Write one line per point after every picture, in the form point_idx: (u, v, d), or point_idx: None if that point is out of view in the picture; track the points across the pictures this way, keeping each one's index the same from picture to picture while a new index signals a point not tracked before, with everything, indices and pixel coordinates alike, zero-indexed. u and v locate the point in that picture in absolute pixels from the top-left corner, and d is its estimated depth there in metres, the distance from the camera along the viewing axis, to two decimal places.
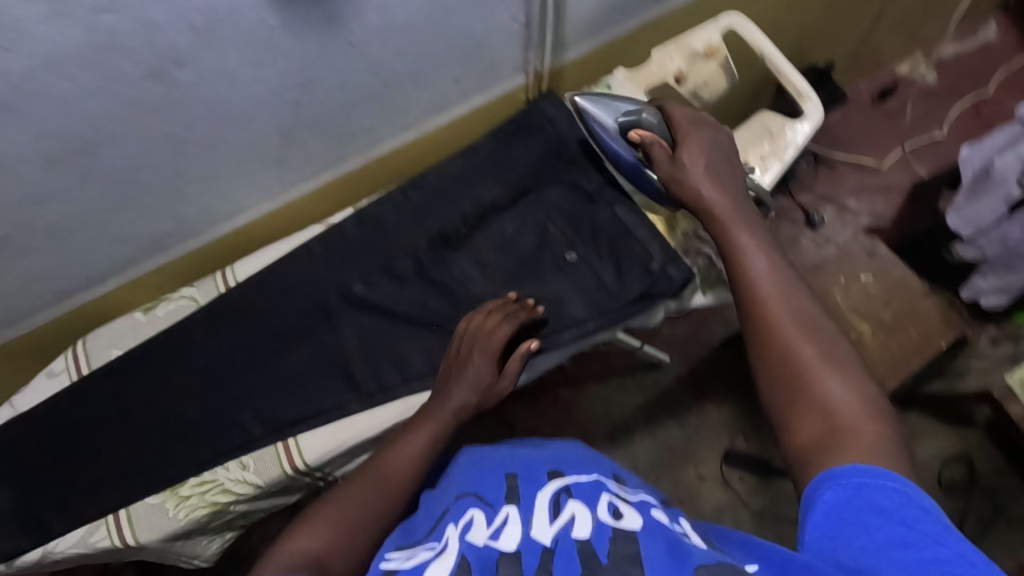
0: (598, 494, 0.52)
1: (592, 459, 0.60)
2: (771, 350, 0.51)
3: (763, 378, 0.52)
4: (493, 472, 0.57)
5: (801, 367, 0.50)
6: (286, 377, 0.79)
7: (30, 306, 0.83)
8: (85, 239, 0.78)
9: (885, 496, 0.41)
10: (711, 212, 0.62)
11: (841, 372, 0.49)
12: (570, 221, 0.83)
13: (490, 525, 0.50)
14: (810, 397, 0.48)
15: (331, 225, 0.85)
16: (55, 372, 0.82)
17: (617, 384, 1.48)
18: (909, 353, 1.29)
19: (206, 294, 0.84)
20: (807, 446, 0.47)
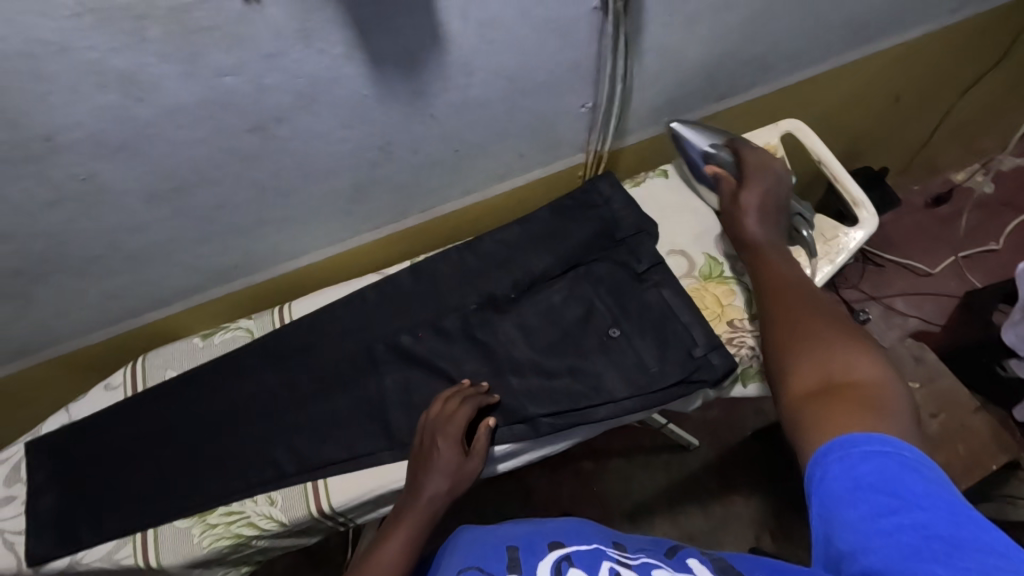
0: (598, 562, 0.55)
1: (591, 530, 0.63)
2: (788, 320, 0.59)
3: (778, 346, 0.58)
4: (495, 544, 0.59)
5: (813, 333, 0.56)
6: (325, 418, 0.81)
7: (103, 320, 0.89)
8: (164, 265, 0.84)
9: (870, 466, 0.42)
10: (753, 236, 0.72)
11: (854, 347, 0.54)
12: (617, 299, 0.85)
13: None
14: (816, 356, 0.54)
15: (387, 275, 0.90)
16: (113, 385, 0.86)
17: (643, 463, 1.45)
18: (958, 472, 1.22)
19: (262, 327, 0.88)
20: (806, 390, 0.52)
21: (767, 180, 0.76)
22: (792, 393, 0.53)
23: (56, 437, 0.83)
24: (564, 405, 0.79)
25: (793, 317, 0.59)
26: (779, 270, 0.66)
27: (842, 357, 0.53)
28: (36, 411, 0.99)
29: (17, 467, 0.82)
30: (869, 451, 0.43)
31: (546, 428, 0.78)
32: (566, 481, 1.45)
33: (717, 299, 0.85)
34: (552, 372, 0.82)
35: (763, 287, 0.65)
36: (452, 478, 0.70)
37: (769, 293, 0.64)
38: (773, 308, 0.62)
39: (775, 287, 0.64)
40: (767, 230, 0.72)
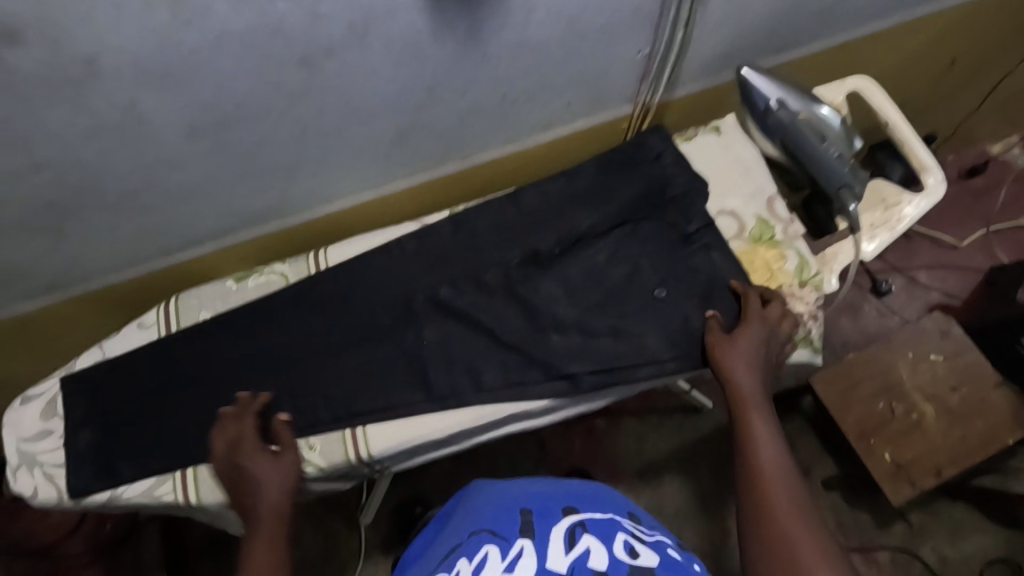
0: (613, 531, 0.55)
1: (607, 497, 0.63)
2: (766, 530, 0.58)
3: (757, 552, 0.57)
4: (508, 507, 0.58)
5: (788, 551, 0.55)
6: (363, 368, 0.80)
7: (134, 257, 0.87)
8: (197, 204, 0.81)
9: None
10: (735, 398, 0.71)
11: (824, 562, 0.54)
12: (663, 260, 0.82)
13: (503, 558, 0.51)
14: (795, 574, 0.53)
15: (427, 224, 0.87)
16: (146, 324, 0.85)
17: (654, 423, 1.47)
18: (971, 445, 1.26)
19: (297, 272, 0.86)
20: None
21: (748, 346, 0.73)
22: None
23: (91, 374, 0.82)
24: (605, 364, 0.78)
25: (768, 523, 0.58)
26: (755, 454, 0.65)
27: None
28: (64, 344, 0.98)
29: (53, 401, 0.82)
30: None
31: (587, 385, 0.78)
32: (579, 437, 1.47)
33: (766, 263, 0.82)
34: (594, 331, 0.80)
35: (742, 478, 0.64)
36: (280, 485, 0.69)
37: (746, 486, 0.63)
38: (749, 509, 0.60)
39: (750, 478, 0.63)
40: (754, 384, 0.71)
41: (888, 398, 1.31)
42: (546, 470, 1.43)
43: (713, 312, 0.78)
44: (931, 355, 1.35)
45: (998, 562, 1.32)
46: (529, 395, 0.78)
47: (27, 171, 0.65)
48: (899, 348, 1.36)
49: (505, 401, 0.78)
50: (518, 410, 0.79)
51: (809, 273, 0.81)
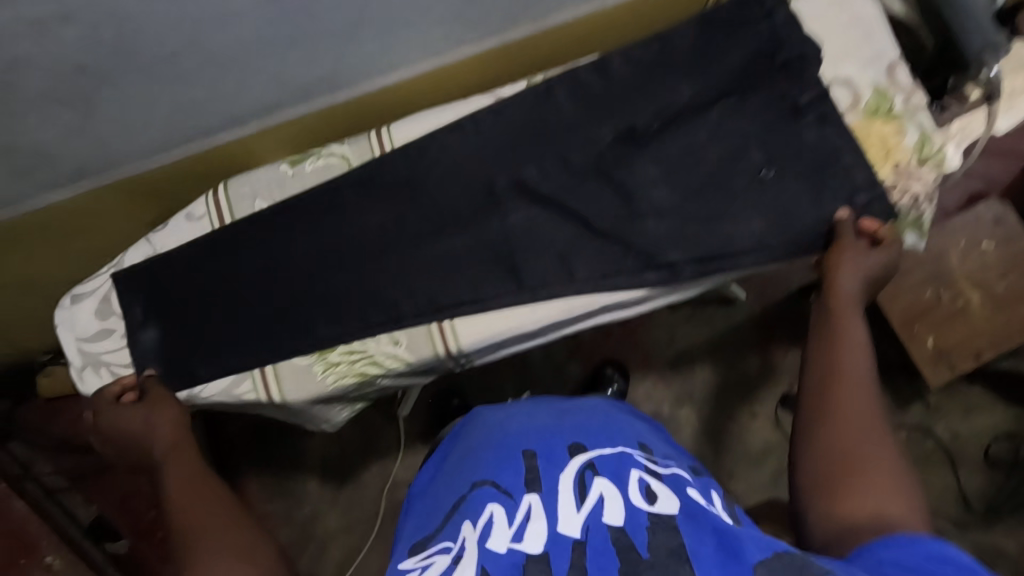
0: (626, 469, 0.46)
1: (615, 422, 0.53)
2: (831, 422, 0.49)
3: (813, 444, 0.49)
4: (506, 451, 0.49)
5: (854, 451, 0.47)
6: (443, 261, 0.74)
7: (170, 139, 0.76)
8: (245, 73, 0.69)
9: (918, 555, 0.38)
10: (831, 297, 0.62)
11: (891, 473, 0.45)
12: (771, 136, 0.74)
13: (512, 523, 0.42)
14: (858, 478, 0.45)
15: (502, 98, 0.79)
16: (196, 216, 0.78)
17: (686, 313, 1.29)
18: (1013, 330, 1.03)
19: (360, 154, 0.78)
20: (844, 527, 0.43)
21: (865, 265, 0.65)
22: (818, 515, 0.45)
23: (145, 268, 0.76)
24: (709, 252, 0.72)
25: (846, 415, 0.49)
26: (841, 348, 0.55)
27: (884, 488, 0.44)
28: (88, 245, 0.87)
29: (107, 300, 0.76)
30: (930, 552, 0.38)
31: (688, 274, 0.72)
32: (613, 330, 1.31)
33: (884, 138, 0.74)
34: (693, 216, 0.73)
35: (818, 365, 0.55)
36: (174, 423, 0.65)
37: (822, 373, 0.54)
38: (820, 395, 0.51)
39: (830, 368, 0.54)
40: (857, 293, 0.62)
41: (934, 284, 1.05)
42: (580, 361, 1.29)
43: (847, 213, 0.70)
44: (982, 241, 1.05)
45: (1004, 438, 1.16)
46: (623, 284, 0.73)
47: (54, 23, 0.53)
48: (957, 232, 1.06)
49: (599, 291, 0.73)
50: (608, 300, 0.73)
51: (931, 149, 0.73)
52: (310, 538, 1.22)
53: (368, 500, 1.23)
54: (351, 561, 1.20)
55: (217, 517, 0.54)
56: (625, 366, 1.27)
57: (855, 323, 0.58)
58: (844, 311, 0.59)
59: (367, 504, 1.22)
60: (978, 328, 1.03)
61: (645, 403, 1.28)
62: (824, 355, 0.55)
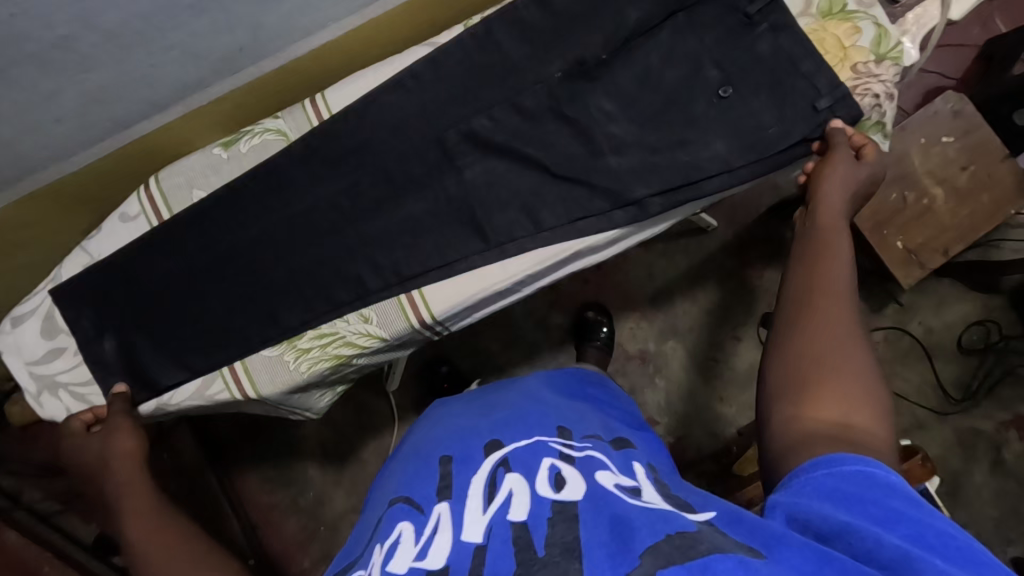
0: (538, 460, 0.46)
1: (537, 412, 0.54)
2: (817, 323, 0.46)
3: (794, 343, 0.46)
4: (426, 463, 0.50)
5: (838, 354, 0.44)
6: (403, 228, 0.71)
7: (86, 137, 0.70)
8: (151, 53, 0.63)
9: (841, 478, 0.36)
10: (825, 206, 0.59)
11: (870, 382, 0.43)
12: (727, 52, 0.71)
13: (418, 540, 0.40)
14: (838, 379, 0.43)
15: (440, 45, 0.74)
16: (130, 215, 0.72)
17: (661, 249, 1.29)
18: (978, 219, 1.02)
19: (298, 126, 0.73)
20: (813, 423, 0.41)
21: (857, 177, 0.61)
22: (783, 418, 0.43)
23: (85, 278, 0.71)
24: (676, 181, 0.69)
25: (828, 324, 0.46)
26: (831, 259, 0.52)
27: (861, 394, 0.42)
28: (19, 264, 0.80)
29: (50, 318, 0.71)
30: (849, 471, 0.36)
31: (656, 208, 0.70)
32: (589, 274, 1.30)
33: (838, 42, 0.71)
34: (654, 146, 0.71)
35: (804, 274, 0.52)
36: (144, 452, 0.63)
37: (808, 282, 0.51)
38: (806, 303, 0.48)
39: (817, 279, 0.51)
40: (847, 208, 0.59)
41: (899, 186, 1.04)
42: (561, 310, 1.28)
43: (840, 124, 0.66)
44: (941, 137, 1.04)
45: (975, 323, 1.19)
46: (592, 227, 0.70)
47: None
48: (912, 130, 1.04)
49: (568, 238, 0.70)
50: (583, 245, 0.70)
51: (888, 45, 0.71)
52: (318, 523, 1.20)
53: (372, 477, 1.22)
54: None
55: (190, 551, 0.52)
56: (606, 307, 1.26)
57: (844, 239, 0.55)
58: (835, 226, 0.56)
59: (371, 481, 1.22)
60: (944, 224, 1.03)
61: (630, 341, 1.28)
62: (814, 262, 0.52)
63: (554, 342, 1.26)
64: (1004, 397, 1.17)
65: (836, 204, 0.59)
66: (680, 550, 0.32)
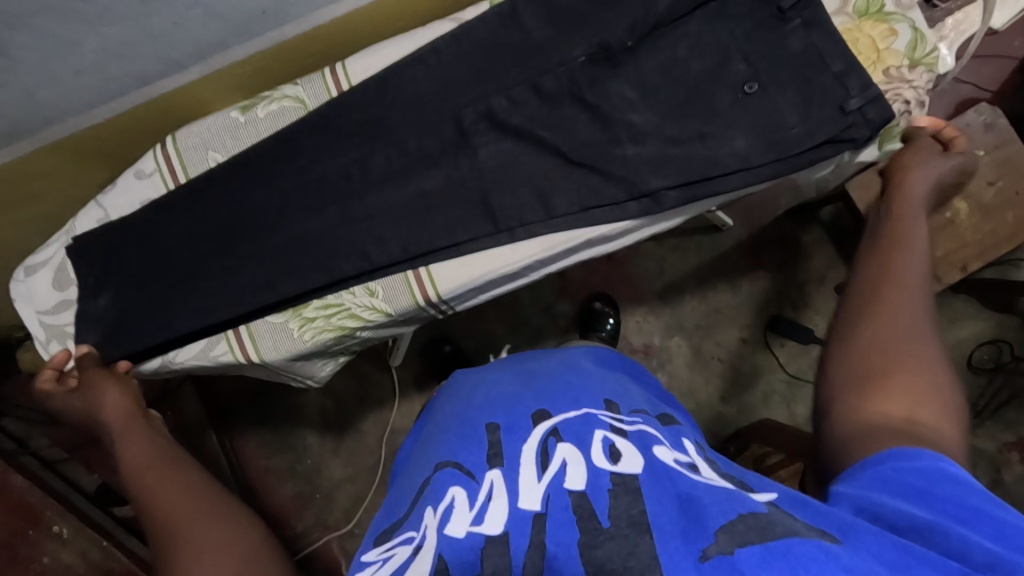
0: (590, 432, 0.45)
1: (581, 383, 0.52)
2: (882, 321, 0.47)
3: (858, 341, 0.47)
4: (472, 427, 0.49)
5: (905, 350, 0.45)
6: (413, 204, 0.71)
7: (106, 90, 0.70)
8: (174, 8, 0.63)
9: (911, 473, 0.36)
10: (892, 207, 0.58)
11: (937, 380, 0.43)
12: (755, 47, 0.70)
13: (473, 506, 0.40)
14: (904, 376, 0.43)
15: (463, 21, 0.73)
16: (145, 173, 0.73)
17: (673, 244, 1.28)
18: (1001, 237, 1.00)
19: (316, 95, 0.73)
20: (876, 417, 0.42)
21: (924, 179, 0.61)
22: (845, 412, 0.43)
23: (97, 234, 0.72)
24: (692, 176, 0.68)
25: (898, 324, 0.46)
26: (901, 258, 0.52)
27: (929, 390, 0.42)
28: (34, 212, 0.80)
29: (61, 269, 0.72)
30: (924, 468, 0.36)
31: (671, 202, 0.68)
32: (599, 264, 1.30)
33: (872, 43, 0.69)
34: (675, 138, 0.70)
35: (869, 274, 0.52)
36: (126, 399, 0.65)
37: (874, 281, 0.51)
38: (876, 301, 0.49)
39: (886, 278, 0.51)
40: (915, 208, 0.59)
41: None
42: (568, 298, 1.28)
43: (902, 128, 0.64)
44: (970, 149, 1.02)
45: (987, 342, 1.17)
46: (604, 215, 0.69)
47: None
48: None
49: (579, 226, 0.69)
50: (594, 234, 0.69)
51: (924, 50, 0.69)
52: (314, 490, 1.22)
53: (370, 449, 1.24)
54: (357, 508, 1.21)
55: (184, 492, 0.53)
56: (613, 299, 1.26)
57: (917, 241, 0.54)
58: (907, 226, 0.56)
59: (368, 453, 1.23)
60: (965, 239, 1.00)
61: (636, 335, 1.27)
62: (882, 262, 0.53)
63: (559, 330, 1.26)
64: (1008, 419, 1.15)
65: (908, 207, 0.58)
66: (756, 532, 0.33)
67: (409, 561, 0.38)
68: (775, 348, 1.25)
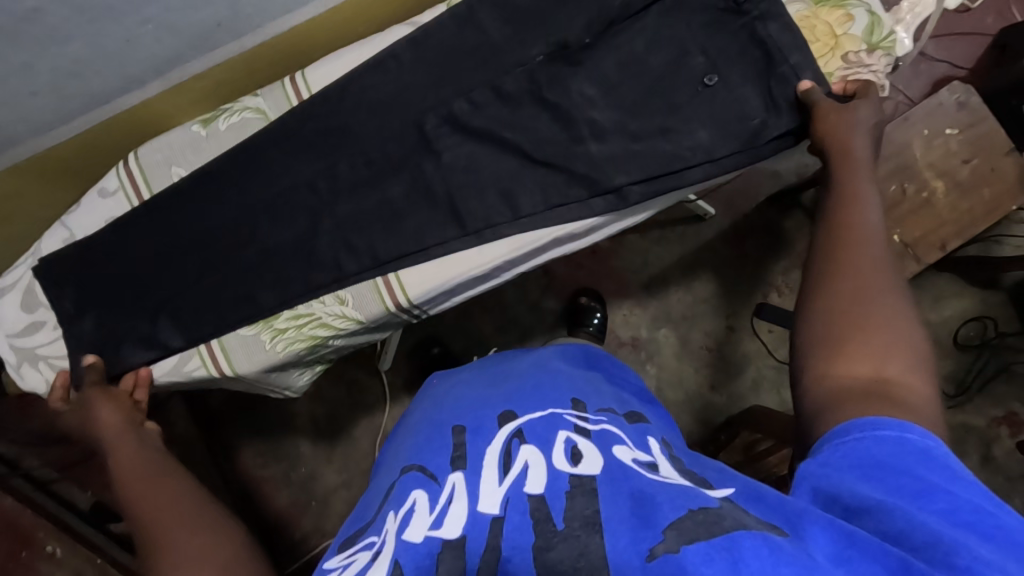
0: (553, 432, 0.43)
1: (548, 382, 0.51)
2: (845, 278, 0.46)
3: (823, 300, 0.45)
4: (439, 429, 0.48)
5: (870, 306, 0.43)
6: (380, 211, 0.71)
7: (65, 111, 0.70)
8: (124, 25, 0.62)
9: (872, 445, 0.36)
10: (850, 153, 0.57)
11: (905, 332, 0.42)
12: (713, 38, 0.70)
13: (434, 509, 0.39)
14: (872, 334, 0.42)
15: (422, 24, 0.73)
16: (109, 190, 0.73)
17: (656, 236, 1.28)
18: (978, 215, 1.00)
19: (277, 105, 0.72)
20: (845, 383, 0.41)
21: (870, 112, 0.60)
22: (815, 380, 0.42)
23: (65, 255, 0.72)
24: (657, 170, 0.68)
25: (860, 280, 0.45)
26: (861, 209, 0.51)
27: (897, 345, 0.41)
28: (5, 236, 0.80)
29: (31, 291, 0.72)
30: (885, 437, 0.36)
31: (637, 196, 0.69)
32: (583, 259, 1.30)
33: (829, 29, 0.69)
34: (638, 133, 0.70)
35: (830, 228, 0.51)
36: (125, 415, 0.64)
37: (836, 235, 0.50)
38: (838, 257, 0.47)
39: (846, 232, 0.49)
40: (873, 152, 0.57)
41: (898, 178, 1.01)
42: (554, 294, 1.28)
43: (811, 86, 0.64)
44: (945, 128, 1.02)
45: (972, 319, 1.18)
46: (572, 212, 0.69)
47: None
48: (918, 121, 1.03)
49: (548, 224, 0.69)
50: (563, 233, 0.69)
51: (881, 34, 0.69)
52: (310, 498, 1.22)
53: (363, 454, 1.24)
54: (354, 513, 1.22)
55: (181, 507, 0.53)
56: (598, 293, 1.26)
57: (874, 190, 0.53)
58: (861, 170, 0.55)
59: (362, 458, 1.23)
60: (942, 218, 1.00)
61: (623, 328, 1.28)
62: (843, 214, 0.51)
63: (546, 327, 1.27)
64: (996, 394, 1.16)
65: (859, 145, 0.57)
66: (703, 528, 0.32)
67: (366, 568, 0.36)
68: (762, 335, 1.25)
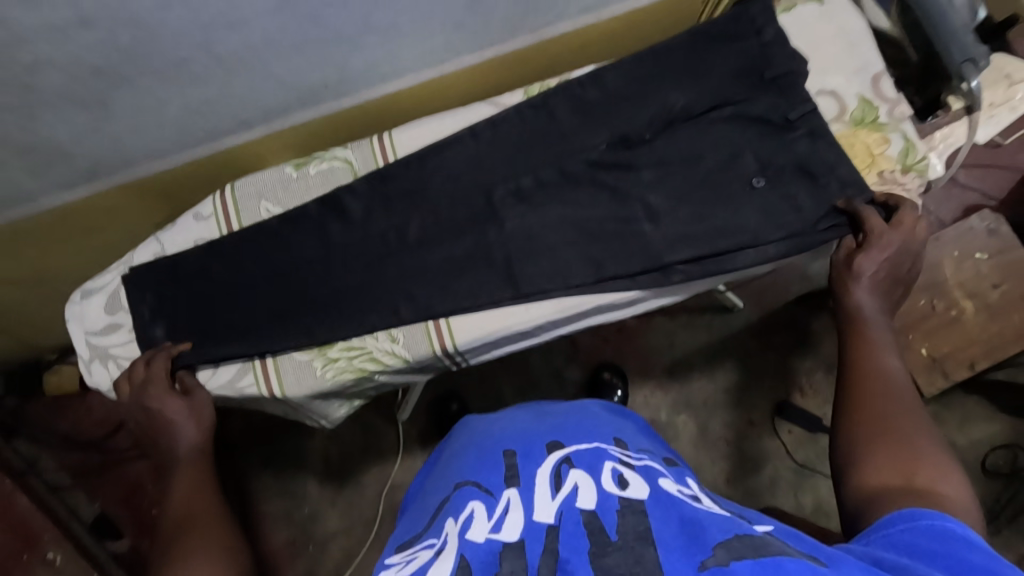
0: (600, 462, 0.47)
1: (591, 422, 0.55)
2: (864, 412, 0.55)
3: (851, 429, 0.54)
4: (489, 453, 0.51)
5: (895, 433, 0.52)
6: (442, 266, 0.77)
7: (182, 142, 0.80)
8: (252, 77, 0.72)
9: (913, 533, 0.41)
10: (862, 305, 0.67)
11: (928, 452, 0.50)
12: (761, 146, 0.77)
13: (491, 517, 0.43)
14: (898, 453, 0.51)
15: (503, 106, 0.82)
16: (204, 215, 0.81)
17: (685, 320, 1.31)
18: (1007, 338, 1.02)
19: (365, 161, 0.81)
20: (876, 491, 0.49)
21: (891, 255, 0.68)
22: (853, 489, 0.50)
23: (153, 267, 0.79)
24: (703, 251, 0.74)
25: (879, 413, 0.54)
26: (871, 355, 0.61)
27: (925, 463, 0.49)
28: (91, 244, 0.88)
29: (116, 295, 0.79)
30: (930, 528, 0.41)
31: (679, 277, 0.75)
32: (610, 334, 1.33)
33: (867, 148, 0.77)
34: (686, 219, 0.76)
35: (848, 370, 0.60)
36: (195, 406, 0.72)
37: (853, 377, 0.59)
38: (857, 395, 0.57)
39: (864, 374, 0.59)
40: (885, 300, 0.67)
41: (929, 292, 1.05)
42: (578, 365, 1.31)
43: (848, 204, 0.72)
44: (975, 252, 1.06)
45: (1002, 447, 1.16)
46: (616, 285, 0.75)
47: (72, 27, 0.57)
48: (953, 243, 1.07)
49: (591, 293, 0.75)
50: (599, 301, 0.75)
51: (914, 158, 0.76)
52: (308, 539, 1.22)
53: (370, 501, 1.24)
54: (349, 563, 1.20)
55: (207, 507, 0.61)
56: (623, 369, 1.29)
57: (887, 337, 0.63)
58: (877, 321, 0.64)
59: (368, 506, 1.24)
60: (971, 336, 1.03)
61: (643, 408, 1.29)
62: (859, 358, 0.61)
63: (566, 395, 1.29)
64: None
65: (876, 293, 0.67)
66: (750, 549, 0.36)
67: (431, 562, 0.41)
68: (783, 432, 1.25)
